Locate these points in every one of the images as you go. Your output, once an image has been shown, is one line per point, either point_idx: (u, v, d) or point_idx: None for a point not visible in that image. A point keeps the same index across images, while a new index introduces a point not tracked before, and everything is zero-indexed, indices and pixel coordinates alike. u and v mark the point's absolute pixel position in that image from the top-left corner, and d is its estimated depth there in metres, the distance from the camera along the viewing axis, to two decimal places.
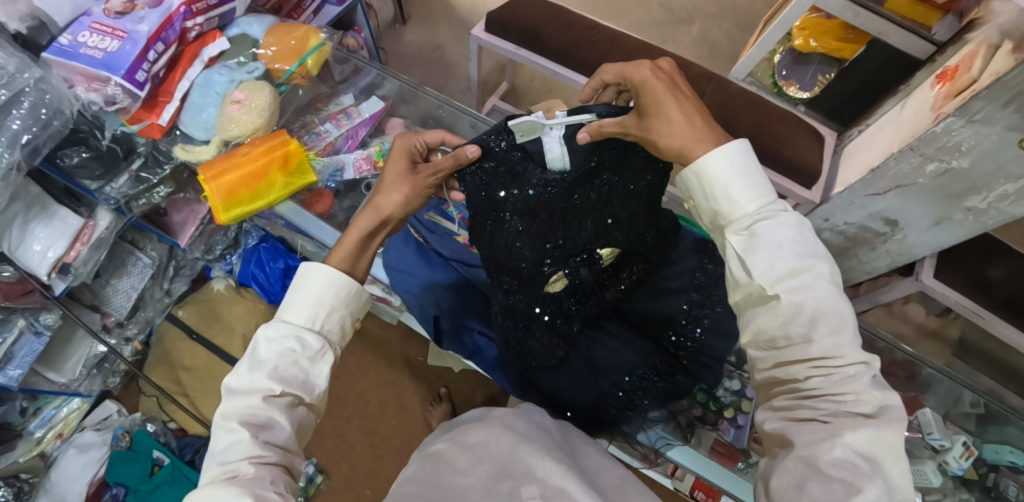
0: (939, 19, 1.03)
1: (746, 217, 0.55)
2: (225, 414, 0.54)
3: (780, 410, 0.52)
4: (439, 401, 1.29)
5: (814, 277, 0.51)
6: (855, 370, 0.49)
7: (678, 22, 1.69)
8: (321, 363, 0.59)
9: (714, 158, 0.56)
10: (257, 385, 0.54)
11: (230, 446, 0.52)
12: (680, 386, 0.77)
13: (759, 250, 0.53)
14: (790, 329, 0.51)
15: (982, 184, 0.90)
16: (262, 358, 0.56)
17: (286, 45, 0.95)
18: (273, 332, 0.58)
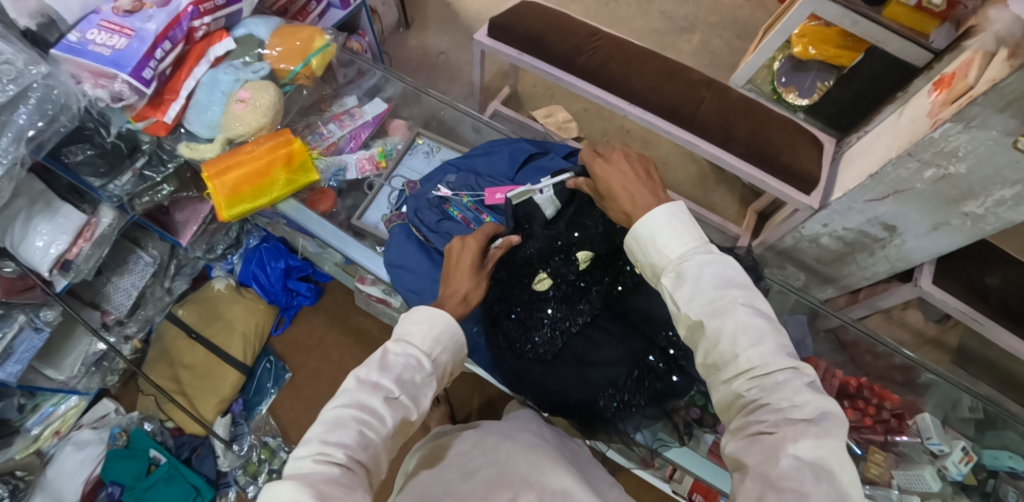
0: (935, 28, 1.03)
1: (671, 262, 0.55)
2: (338, 404, 0.52)
3: (735, 433, 0.48)
4: (438, 403, 1.29)
5: (736, 300, 0.51)
6: (788, 377, 0.47)
7: (679, 30, 1.71)
8: (427, 389, 0.57)
9: (643, 220, 0.58)
10: (375, 386, 0.53)
11: (332, 439, 0.49)
12: (675, 385, 0.77)
13: (686, 285, 0.53)
14: (721, 348, 0.50)
15: (979, 189, 0.91)
16: (387, 362, 0.55)
17: (291, 45, 0.96)
18: (400, 342, 0.57)
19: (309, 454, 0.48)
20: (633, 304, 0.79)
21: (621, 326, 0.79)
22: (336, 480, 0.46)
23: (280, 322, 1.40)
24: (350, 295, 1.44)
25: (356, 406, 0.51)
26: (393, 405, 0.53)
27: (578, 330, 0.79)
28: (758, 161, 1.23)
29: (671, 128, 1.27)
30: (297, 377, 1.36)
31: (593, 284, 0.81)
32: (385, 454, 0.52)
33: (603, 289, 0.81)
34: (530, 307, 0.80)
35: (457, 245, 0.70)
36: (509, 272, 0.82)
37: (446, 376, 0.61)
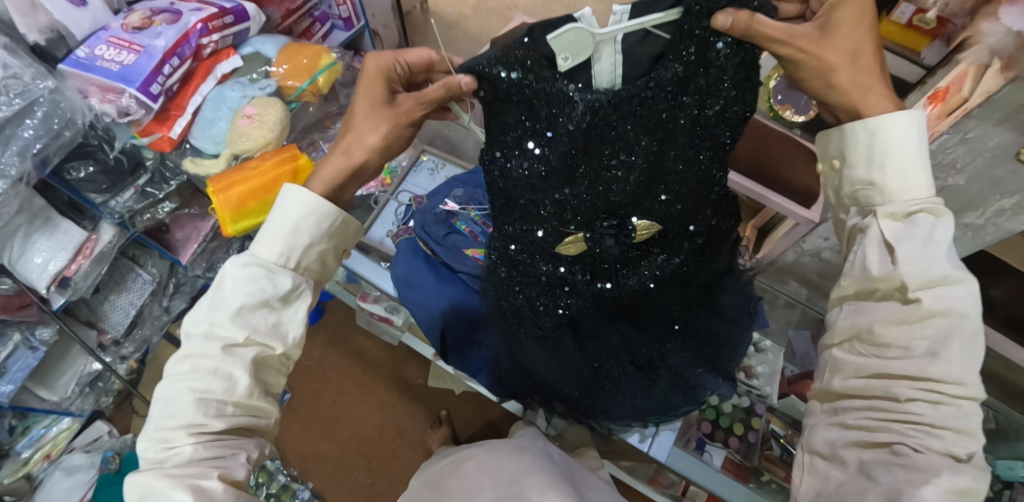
0: (927, 45, 1.04)
1: (913, 200, 0.47)
2: (182, 373, 0.51)
3: (853, 429, 0.45)
4: (440, 424, 1.26)
5: (965, 289, 0.44)
6: (970, 407, 0.43)
7: None
8: (294, 302, 0.55)
9: (895, 132, 0.47)
10: (216, 338, 0.51)
11: (182, 411, 0.50)
12: (685, 404, 0.79)
13: (915, 241, 0.46)
14: (915, 341, 0.44)
15: (979, 199, 0.92)
16: (227, 300, 0.52)
17: (298, 63, 0.97)
18: (241, 271, 0.53)
19: (168, 436, 0.50)
20: (646, 302, 0.73)
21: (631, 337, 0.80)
22: (196, 451, 0.49)
23: None
24: (349, 313, 1.40)
25: (199, 371, 0.50)
26: (249, 350, 0.51)
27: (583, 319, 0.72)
28: (760, 178, 1.24)
29: None
30: (295, 398, 1.32)
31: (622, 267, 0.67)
32: (251, 402, 0.52)
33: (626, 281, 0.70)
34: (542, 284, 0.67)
35: (362, 61, 0.58)
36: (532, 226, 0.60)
37: (325, 269, 0.59)
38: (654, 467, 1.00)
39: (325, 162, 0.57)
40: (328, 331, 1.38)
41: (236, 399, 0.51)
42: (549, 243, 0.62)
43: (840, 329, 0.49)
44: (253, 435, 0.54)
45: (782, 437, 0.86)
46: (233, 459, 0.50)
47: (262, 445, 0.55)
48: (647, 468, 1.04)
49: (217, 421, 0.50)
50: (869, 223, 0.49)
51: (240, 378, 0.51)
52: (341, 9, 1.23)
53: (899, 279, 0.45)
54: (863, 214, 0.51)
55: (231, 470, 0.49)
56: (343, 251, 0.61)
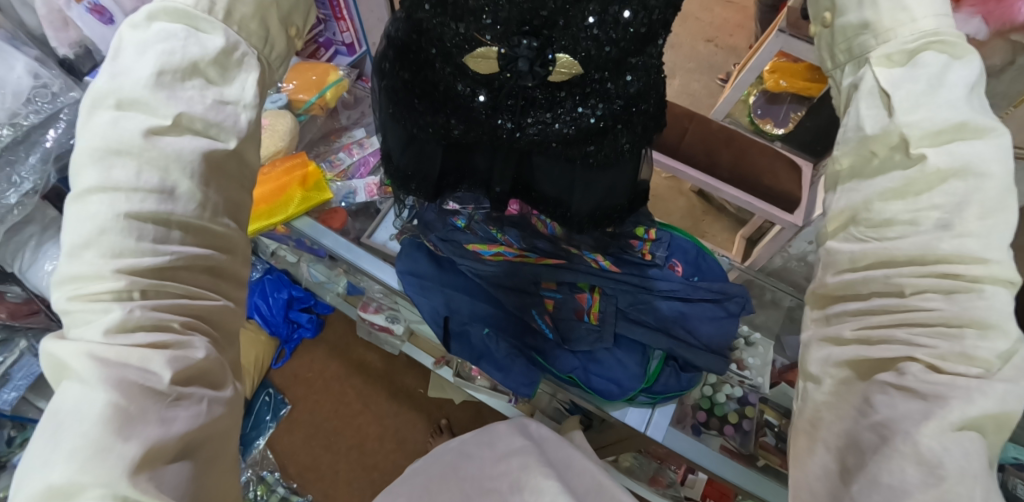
0: None
1: (922, 32, 0.39)
2: (89, 182, 0.37)
3: (852, 342, 0.39)
4: (440, 433, 1.28)
5: (988, 143, 0.37)
6: (997, 289, 0.36)
7: None
8: (234, 71, 0.42)
9: None
10: (132, 120, 0.38)
11: (102, 232, 0.37)
12: (684, 387, 0.78)
13: (918, 83, 0.38)
14: (924, 203, 0.38)
15: None
16: (135, 69, 0.39)
17: (307, 79, 1.04)
18: (151, 28, 0.40)
19: (86, 276, 0.37)
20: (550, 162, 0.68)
21: (625, 322, 0.80)
22: (133, 314, 0.37)
23: (280, 355, 1.37)
24: (350, 326, 1.42)
25: (115, 176, 0.37)
26: (181, 140, 0.39)
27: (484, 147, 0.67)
28: (743, 184, 1.30)
29: (661, 155, 1.33)
30: (296, 409, 1.33)
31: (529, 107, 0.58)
32: (194, 251, 0.40)
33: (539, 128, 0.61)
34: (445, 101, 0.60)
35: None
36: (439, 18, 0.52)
37: (274, 39, 0.44)
38: (653, 466, 1.02)
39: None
40: (328, 342, 1.40)
41: (181, 220, 0.39)
42: (455, 49, 0.53)
43: (835, 213, 0.42)
44: (211, 286, 0.42)
45: (777, 427, 0.87)
46: (188, 341, 0.38)
47: (224, 302, 0.43)
48: (647, 466, 1.04)
49: (159, 254, 0.38)
50: (863, 74, 0.41)
51: (183, 185, 0.39)
52: (344, 35, 1.31)
53: (898, 131, 0.38)
54: (858, 70, 0.42)
55: (187, 349, 0.37)
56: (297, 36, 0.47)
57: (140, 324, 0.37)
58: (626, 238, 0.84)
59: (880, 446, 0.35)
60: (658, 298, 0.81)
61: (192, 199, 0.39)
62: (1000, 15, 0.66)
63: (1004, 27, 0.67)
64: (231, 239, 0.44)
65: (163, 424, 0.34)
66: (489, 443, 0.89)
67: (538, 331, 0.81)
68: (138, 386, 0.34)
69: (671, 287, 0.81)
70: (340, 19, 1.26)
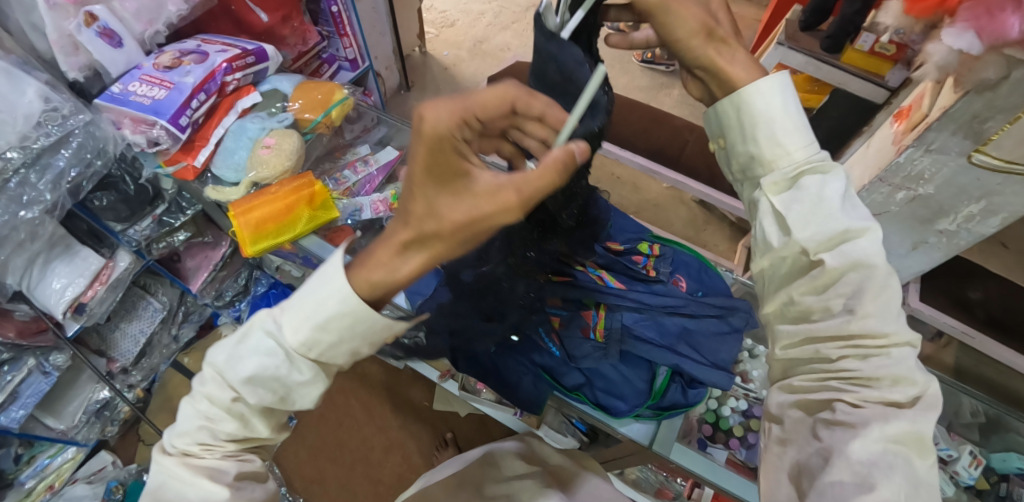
0: (889, 69, 1.07)
1: (794, 162, 0.55)
2: (197, 396, 0.55)
3: (798, 393, 0.52)
4: (445, 446, 1.28)
5: (867, 240, 0.50)
6: (900, 349, 0.49)
7: (661, 86, 1.83)
8: (310, 387, 0.54)
9: (756, 97, 0.56)
10: (228, 392, 0.53)
11: (196, 431, 0.54)
12: (691, 402, 0.80)
13: (803, 202, 0.52)
14: (826, 299, 0.50)
15: (948, 207, 0.95)
16: (241, 363, 0.52)
17: (313, 98, 1.06)
18: (260, 341, 0.52)
19: (180, 438, 0.55)
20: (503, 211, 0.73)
21: (631, 338, 0.79)
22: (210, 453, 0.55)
23: None
24: None
25: (211, 408, 0.54)
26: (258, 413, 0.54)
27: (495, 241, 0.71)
28: None
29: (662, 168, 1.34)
30: (301, 424, 1.33)
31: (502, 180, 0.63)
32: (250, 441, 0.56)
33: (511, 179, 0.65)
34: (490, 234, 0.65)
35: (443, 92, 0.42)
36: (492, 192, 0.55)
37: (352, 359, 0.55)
38: (660, 478, 1.03)
39: (382, 268, 0.48)
40: None
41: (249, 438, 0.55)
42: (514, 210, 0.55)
43: (770, 299, 0.55)
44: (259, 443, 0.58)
45: None
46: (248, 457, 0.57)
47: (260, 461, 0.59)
48: (653, 478, 1.05)
49: (224, 444, 0.55)
50: (761, 196, 0.57)
51: (253, 423, 0.55)
52: (348, 51, 1.33)
53: (797, 246, 0.52)
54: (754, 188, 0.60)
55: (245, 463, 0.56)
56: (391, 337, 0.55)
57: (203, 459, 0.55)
58: (631, 254, 0.88)
59: (823, 465, 0.46)
60: (663, 314, 0.80)
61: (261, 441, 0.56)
62: (992, 31, 0.67)
63: (996, 42, 0.68)
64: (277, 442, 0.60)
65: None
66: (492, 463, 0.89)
67: (544, 348, 0.80)
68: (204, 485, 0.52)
69: (675, 303, 0.81)
70: (343, 35, 1.28)
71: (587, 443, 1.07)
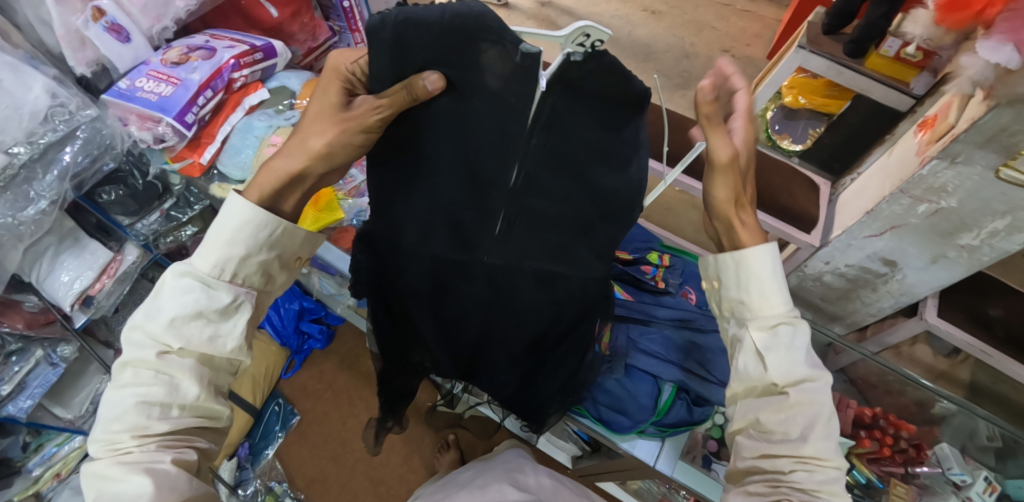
0: (915, 76, 1.03)
1: (778, 315, 0.55)
2: (124, 379, 0.56)
3: (752, 495, 0.52)
4: (447, 448, 1.27)
5: (820, 385, 0.53)
6: (835, 471, 0.52)
7: (675, 86, 1.74)
8: (231, 318, 0.57)
9: (757, 258, 0.56)
10: (150, 349, 0.55)
11: (131, 408, 0.54)
12: (696, 420, 0.78)
13: (779, 349, 0.54)
14: (791, 426, 0.51)
15: (972, 221, 0.91)
16: (161, 310, 0.56)
17: None
18: (177, 283, 0.56)
19: (112, 438, 0.55)
20: (426, 244, 0.63)
21: (637, 353, 0.78)
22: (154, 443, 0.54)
23: (290, 366, 1.37)
24: (360, 338, 1.42)
25: (142, 377, 0.55)
26: (181, 359, 0.56)
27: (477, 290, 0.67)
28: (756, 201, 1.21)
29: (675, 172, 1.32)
30: (305, 420, 1.33)
31: (483, 243, 0.61)
32: (188, 417, 0.57)
33: (457, 225, 0.61)
34: (516, 294, 0.66)
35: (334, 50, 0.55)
36: (570, 279, 0.63)
37: (275, 276, 0.61)
38: (661, 490, 1.00)
39: (263, 174, 0.57)
40: (338, 353, 1.40)
41: (182, 404, 0.56)
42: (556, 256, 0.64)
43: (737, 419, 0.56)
44: (198, 432, 0.59)
45: None
46: (186, 439, 0.57)
47: (209, 446, 0.59)
48: (655, 490, 1.03)
49: (161, 424, 0.54)
50: (743, 332, 0.57)
51: (184, 381, 0.56)
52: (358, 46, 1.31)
53: (769, 381, 0.53)
54: (738, 326, 0.58)
55: (183, 452, 0.55)
56: (302, 260, 0.63)
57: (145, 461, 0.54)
58: (639, 264, 0.89)
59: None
60: (670, 327, 0.81)
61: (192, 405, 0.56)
62: None
63: None
64: (223, 416, 0.60)
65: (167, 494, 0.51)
66: (481, 488, 0.85)
67: None
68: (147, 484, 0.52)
69: (684, 317, 0.82)
70: (355, 31, 1.26)
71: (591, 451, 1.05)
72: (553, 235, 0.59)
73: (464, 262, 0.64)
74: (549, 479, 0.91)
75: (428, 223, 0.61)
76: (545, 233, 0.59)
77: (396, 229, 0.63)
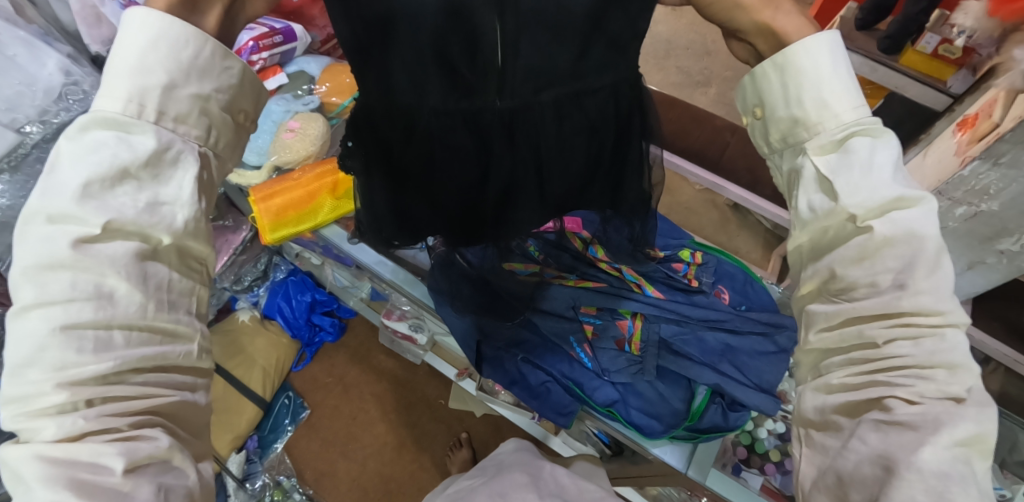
0: (952, 74, 0.93)
1: (842, 125, 0.43)
2: (27, 298, 0.38)
3: (840, 389, 0.42)
4: (460, 447, 1.24)
5: (921, 209, 0.41)
6: (952, 333, 0.40)
7: (696, 83, 1.56)
8: (171, 170, 0.41)
9: (807, 54, 0.42)
10: (61, 236, 0.38)
11: (42, 351, 0.37)
12: (731, 425, 0.75)
13: (853, 169, 0.42)
14: (880, 270, 0.41)
15: (1014, 226, 0.87)
16: (65, 184, 0.39)
17: (339, 82, 1.02)
18: (79, 142, 0.40)
19: (29, 393, 0.37)
20: (425, 99, 0.50)
21: (667, 354, 0.79)
22: (87, 420, 0.38)
23: (301, 358, 1.35)
24: (372, 331, 1.40)
25: (52, 291, 0.37)
26: (112, 246, 0.39)
27: (496, 156, 0.54)
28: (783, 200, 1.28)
29: (700, 170, 1.29)
30: (315, 414, 1.31)
31: (487, 82, 0.49)
32: (131, 355, 0.39)
33: (450, 69, 0.48)
34: (539, 144, 0.54)
35: None
36: (594, 95, 0.52)
37: (218, 128, 0.44)
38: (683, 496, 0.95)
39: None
40: (350, 348, 1.38)
41: (122, 323, 0.39)
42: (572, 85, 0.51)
43: (806, 281, 0.46)
44: (159, 387, 0.41)
45: None
46: (143, 404, 0.40)
47: (183, 395, 0.42)
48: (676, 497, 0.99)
49: (100, 361, 0.37)
50: (802, 161, 0.45)
51: (117, 285, 0.39)
52: None
53: (844, 212, 0.42)
54: (795, 157, 0.46)
55: (141, 440, 0.38)
56: (249, 120, 0.48)
57: (90, 432, 0.38)
58: (670, 262, 0.88)
59: (885, 479, 0.36)
60: (703, 329, 0.81)
61: (137, 321, 0.39)
62: None
63: None
64: (186, 345, 0.43)
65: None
66: (502, 494, 0.81)
67: (576, 359, 0.80)
68: (89, 487, 0.35)
69: (718, 317, 0.82)
70: None
71: (609, 454, 1.05)
72: (566, 48, 0.47)
73: (472, 116, 0.51)
74: (568, 475, 0.88)
75: (414, 71, 0.48)
76: (558, 45, 0.47)
77: (383, 87, 0.50)
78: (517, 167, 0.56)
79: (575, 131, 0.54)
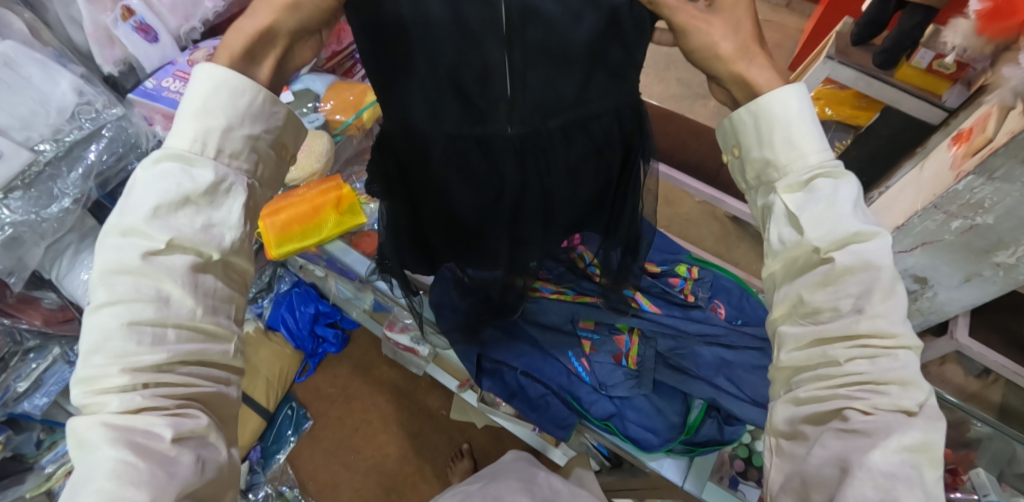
0: (947, 88, 0.93)
1: (808, 167, 0.45)
2: (99, 297, 0.41)
3: (805, 403, 0.43)
4: (462, 457, 1.25)
5: (878, 242, 0.42)
6: (905, 354, 0.42)
7: (696, 95, 1.57)
8: (226, 199, 0.44)
9: (779, 101, 0.44)
10: (132, 247, 0.42)
11: (108, 341, 0.40)
12: (726, 439, 0.77)
13: (817, 205, 0.44)
14: (840, 296, 0.43)
15: (1009, 239, 0.88)
16: (138, 203, 0.43)
17: (344, 100, 1.04)
18: (150, 169, 0.43)
19: (94, 375, 0.40)
20: (439, 126, 0.51)
21: (664, 368, 0.81)
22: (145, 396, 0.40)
23: (304, 370, 1.36)
24: (375, 342, 1.41)
25: (119, 293, 0.41)
26: (174, 258, 0.42)
27: (506, 179, 0.55)
28: None
29: (698, 182, 1.31)
30: (318, 425, 1.32)
31: (498, 111, 0.51)
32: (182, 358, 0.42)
33: (464, 100, 0.50)
34: (547, 169, 0.56)
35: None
36: (598, 119, 0.53)
37: (264, 161, 0.47)
38: None
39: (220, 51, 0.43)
40: (353, 359, 1.39)
41: (176, 321, 0.42)
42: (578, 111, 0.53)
43: (779, 304, 0.46)
44: (201, 377, 0.44)
45: None
46: (191, 390, 0.42)
47: (218, 387, 0.45)
48: None
49: (156, 352, 0.41)
50: (772, 199, 0.47)
51: (176, 294, 0.42)
52: None
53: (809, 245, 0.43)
54: (768, 194, 0.48)
55: (185, 419, 0.41)
56: (290, 153, 0.50)
57: (145, 407, 0.41)
58: (668, 277, 0.90)
59: (842, 479, 0.38)
60: (699, 343, 0.82)
61: (187, 331, 0.43)
62: None
63: None
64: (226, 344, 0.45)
65: (167, 478, 0.38)
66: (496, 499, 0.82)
67: (574, 373, 0.81)
68: (141, 456, 0.38)
69: (714, 332, 0.83)
70: None
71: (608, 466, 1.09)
72: (571, 76, 0.49)
73: (483, 142, 0.53)
74: (563, 482, 0.89)
75: (429, 102, 0.50)
76: (562, 74, 0.49)
77: (402, 114, 0.52)
78: (527, 192, 0.58)
79: (580, 155, 0.56)
